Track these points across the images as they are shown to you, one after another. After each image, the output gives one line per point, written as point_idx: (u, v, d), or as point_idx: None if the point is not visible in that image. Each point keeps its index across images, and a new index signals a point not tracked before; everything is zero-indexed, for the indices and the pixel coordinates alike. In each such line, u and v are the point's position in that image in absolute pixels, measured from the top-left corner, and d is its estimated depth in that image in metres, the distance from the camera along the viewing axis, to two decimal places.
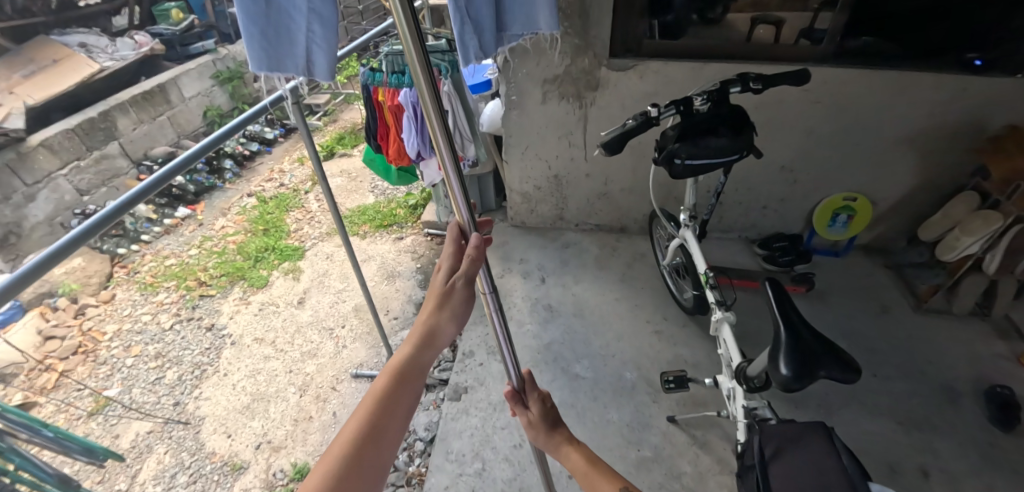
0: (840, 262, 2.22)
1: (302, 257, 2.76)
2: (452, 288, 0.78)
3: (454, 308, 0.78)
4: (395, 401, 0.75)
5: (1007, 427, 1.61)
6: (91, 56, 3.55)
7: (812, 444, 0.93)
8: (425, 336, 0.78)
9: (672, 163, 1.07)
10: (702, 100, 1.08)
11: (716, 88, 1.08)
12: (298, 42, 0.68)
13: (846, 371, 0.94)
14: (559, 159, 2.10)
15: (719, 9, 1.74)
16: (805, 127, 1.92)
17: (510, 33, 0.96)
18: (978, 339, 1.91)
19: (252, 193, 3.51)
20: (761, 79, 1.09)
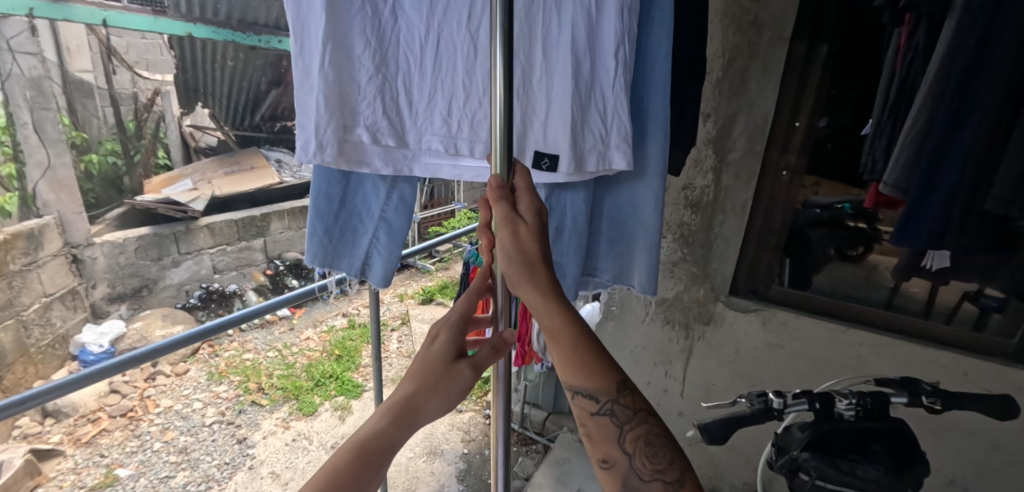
0: None
1: (357, 396, 2.66)
2: (453, 368, 0.66)
3: (451, 389, 0.66)
4: (354, 482, 0.58)
5: None
6: (279, 170, 4.28)
7: None
8: (408, 407, 0.64)
9: (796, 475, 0.88)
10: (849, 405, 0.87)
11: (869, 397, 0.87)
12: (359, 245, 0.86)
13: None
14: (650, 387, 1.84)
15: (860, 249, 1.52)
16: (989, 441, 1.38)
17: (599, 278, 1.00)
18: None
19: (347, 313, 3.64)
20: (939, 397, 0.86)
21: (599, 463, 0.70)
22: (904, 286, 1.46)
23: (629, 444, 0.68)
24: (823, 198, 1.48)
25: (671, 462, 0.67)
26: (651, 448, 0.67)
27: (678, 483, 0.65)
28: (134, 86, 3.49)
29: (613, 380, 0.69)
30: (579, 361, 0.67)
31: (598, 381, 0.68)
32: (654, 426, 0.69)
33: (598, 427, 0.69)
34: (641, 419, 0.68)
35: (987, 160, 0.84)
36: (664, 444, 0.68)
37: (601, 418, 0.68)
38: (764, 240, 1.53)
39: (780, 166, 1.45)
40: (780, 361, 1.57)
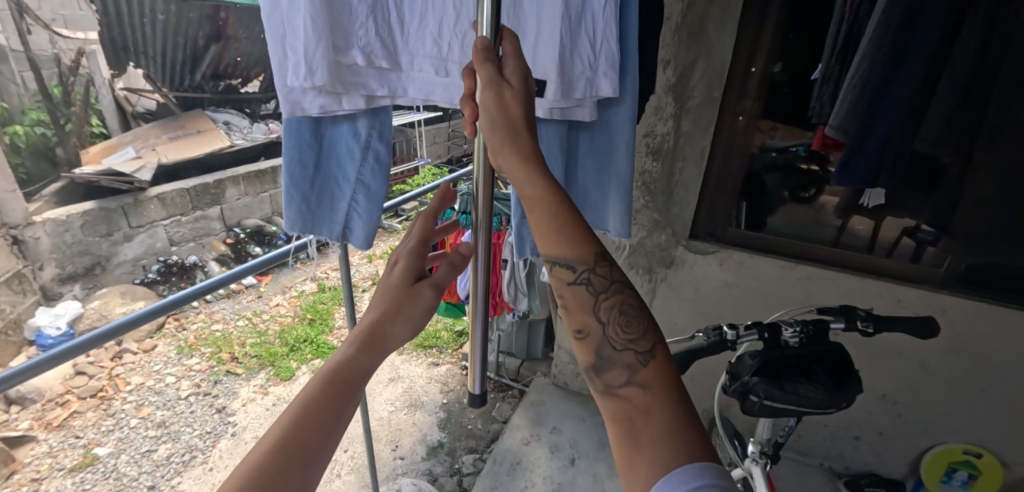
0: None
1: None
2: (413, 290, 0.70)
3: (416, 310, 0.69)
4: (331, 404, 0.59)
5: None
6: (228, 133, 4.06)
7: None
8: (376, 330, 0.66)
9: (747, 398, 0.97)
10: (794, 332, 0.95)
11: (812, 322, 0.96)
12: (338, 209, 0.86)
13: None
14: None
15: (812, 191, 1.60)
16: (917, 358, 1.53)
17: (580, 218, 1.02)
18: None
19: (315, 278, 3.60)
20: (873, 321, 0.94)
21: (575, 336, 0.65)
22: (850, 225, 1.55)
23: (604, 313, 0.64)
24: (779, 142, 1.53)
25: (646, 334, 0.63)
26: (626, 317, 0.63)
27: (651, 354, 0.62)
28: (54, 47, 3.19)
29: (591, 250, 0.64)
30: (558, 227, 0.63)
31: (573, 248, 0.63)
32: (632, 299, 0.65)
33: (574, 298, 0.64)
34: (619, 289, 0.64)
35: (920, 106, 0.89)
36: (638, 315, 0.64)
37: (577, 286, 0.64)
38: (722, 185, 1.59)
39: (736, 111, 1.48)
40: (738, 299, 1.67)
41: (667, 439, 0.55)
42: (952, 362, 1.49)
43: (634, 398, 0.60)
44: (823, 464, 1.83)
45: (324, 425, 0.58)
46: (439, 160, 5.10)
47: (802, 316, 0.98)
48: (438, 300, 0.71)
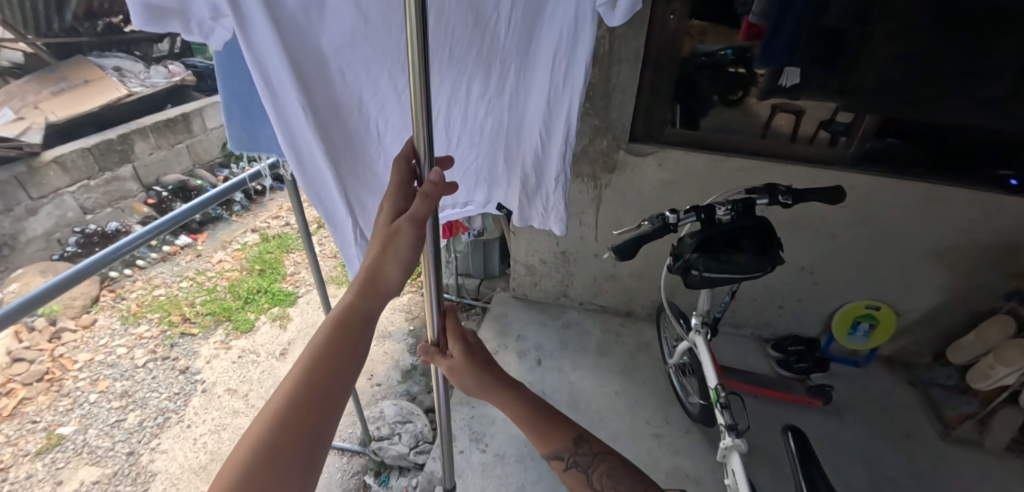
0: (860, 373, 2.23)
1: (293, 304, 2.68)
2: (395, 227, 0.69)
3: (401, 247, 0.70)
4: (345, 351, 0.65)
5: None
6: (122, 81, 3.62)
7: None
8: (372, 275, 0.69)
9: (689, 273, 1.08)
10: (726, 211, 1.04)
11: (742, 201, 1.04)
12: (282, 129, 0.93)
13: None
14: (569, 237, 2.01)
15: (739, 94, 1.63)
16: None
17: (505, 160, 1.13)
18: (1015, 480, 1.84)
19: (256, 229, 3.46)
20: (790, 194, 1.05)
21: None
22: (774, 121, 1.65)
23: (598, 480, 0.83)
24: (708, 46, 1.55)
25: (635, 485, 0.83)
26: (615, 480, 0.83)
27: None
28: None
29: (571, 439, 0.85)
30: (542, 435, 0.84)
31: (559, 443, 0.84)
32: (614, 465, 0.84)
33: (573, 479, 0.83)
34: (601, 458, 0.84)
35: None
36: (624, 474, 0.84)
37: (572, 471, 0.83)
38: (657, 88, 1.63)
39: (666, 12, 1.49)
40: (676, 196, 1.79)
41: None
42: None
43: None
44: None
45: (332, 366, 0.62)
46: None
47: (734, 197, 1.06)
48: (423, 233, 0.70)
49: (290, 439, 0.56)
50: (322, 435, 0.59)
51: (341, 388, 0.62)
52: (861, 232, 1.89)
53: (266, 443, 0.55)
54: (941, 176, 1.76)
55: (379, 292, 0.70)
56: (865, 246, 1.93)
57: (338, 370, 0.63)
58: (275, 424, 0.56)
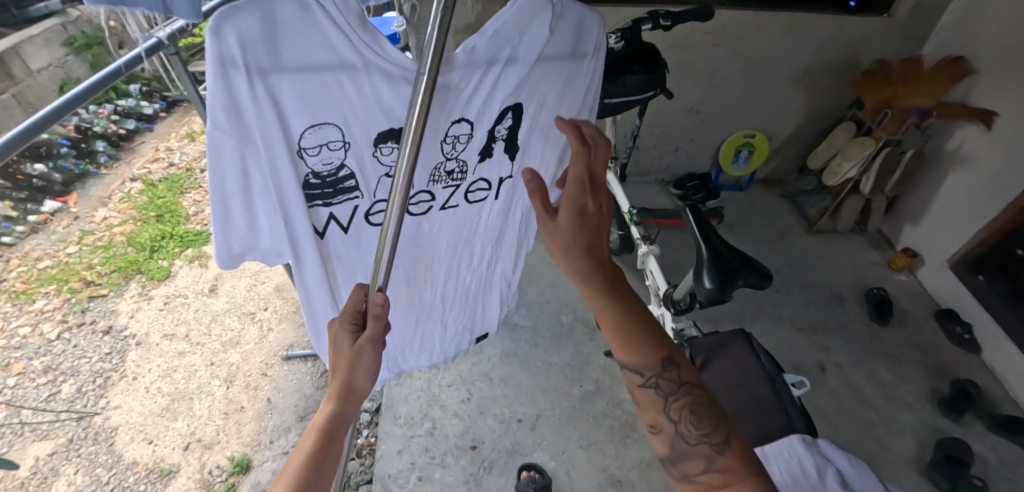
0: (744, 194, 2.58)
1: (207, 242, 2.56)
2: (360, 351, 0.81)
3: (365, 360, 0.81)
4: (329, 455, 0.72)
5: (882, 320, 2.01)
6: None
7: (735, 351, 1.17)
8: (345, 386, 0.79)
9: (593, 102, 1.17)
10: (617, 38, 1.19)
11: (628, 27, 1.18)
12: (260, 232, 0.90)
13: (760, 278, 1.05)
14: None
15: None
16: None
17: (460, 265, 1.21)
18: (856, 250, 2.36)
19: (136, 177, 3.11)
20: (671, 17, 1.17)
21: (649, 429, 0.86)
22: None
23: (674, 412, 0.83)
24: None
25: (716, 427, 0.79)
26: (694, 416, 0.81)
27: (724, 444, 0.78)
28: None
29: (659, 360, 0.84)
30: (628, 342, 0.85)
31: (646, 360, 0.84)
32: (696, 396, 0.83)
33: (646, 397, 0.85)
34: (685, 390, 0.83)
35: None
36: (708, 411, 0.81)
37: (648, 389, 0.84)
38: None
39: None
40: None
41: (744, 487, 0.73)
42: None
43: (711, 481, 0.76)
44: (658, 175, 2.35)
45: (324, 458, 0.71)
46: None
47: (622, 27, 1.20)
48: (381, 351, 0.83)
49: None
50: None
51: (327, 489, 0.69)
52: (734, 66, 2.10)
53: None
54: None
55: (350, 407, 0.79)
56: (739, 80, 2.15)
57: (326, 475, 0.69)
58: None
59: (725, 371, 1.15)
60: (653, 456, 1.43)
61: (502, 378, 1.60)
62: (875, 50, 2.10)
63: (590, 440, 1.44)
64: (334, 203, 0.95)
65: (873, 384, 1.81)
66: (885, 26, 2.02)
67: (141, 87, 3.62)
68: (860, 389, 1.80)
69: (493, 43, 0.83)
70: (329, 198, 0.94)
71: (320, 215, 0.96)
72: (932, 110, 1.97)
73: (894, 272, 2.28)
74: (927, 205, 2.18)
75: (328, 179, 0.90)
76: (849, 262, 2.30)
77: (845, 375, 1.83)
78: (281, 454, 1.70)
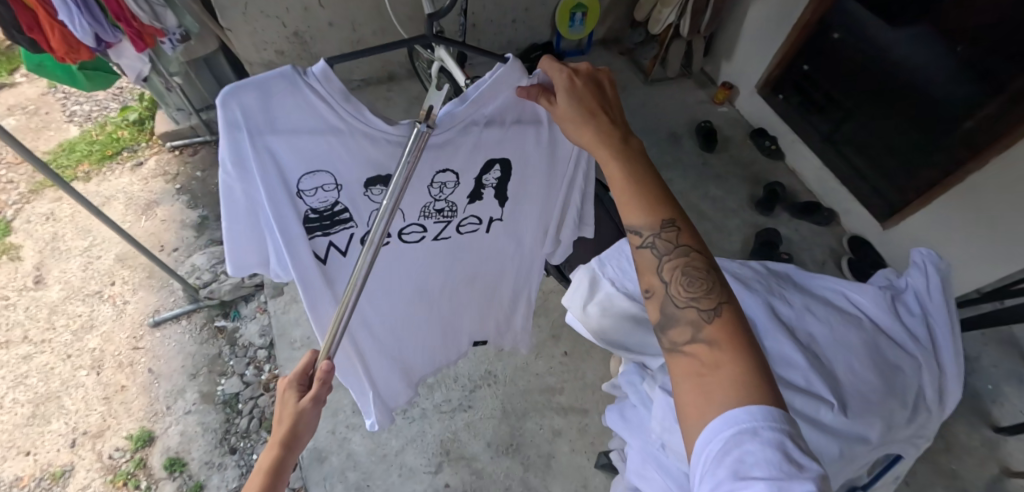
0: (585, 58, 2.67)
1: (8, 231, 2.12)
2: (301, 406, 0.73)
3: (305, 417, 0.74)
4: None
5: (709, 148, 2.30)
6: None
7: None
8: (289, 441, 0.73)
9: None
10: None
11: None
12: (264, 244, 0.83)
13: None
14: (292, 12, 1.87)
15: None
16: None
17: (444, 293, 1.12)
18: (685, 92, 2.61)
19: None
20: None
21: (642, 294, 0.74)
22: None
23: (667, 273, 0.71)
24: None
25: (710, 292, 0.69)
26: (688, 277, 0.70)
27: (715, 311, 0.68)
28: None
29: (663, 216, 0.71)
30: (644, 203, 0.71)
31: (646, 217, 0.71)
32: (694, 261, 0.70)
33: (642, 260, 0.73)
34: (681, 252, 0.71)
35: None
36: (706, 277, 0.69)
37: (644, 249, 0.72)
38: None
39: None
40: None
41: (731, 389, 0.61)
42: None
43: (699, 354, 0.66)
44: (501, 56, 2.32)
45: None
46: None
47: None
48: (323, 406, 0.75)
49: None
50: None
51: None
52: None
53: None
54: None
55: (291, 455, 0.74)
56: None
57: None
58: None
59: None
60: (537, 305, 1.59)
61: None
62: None
63: None
64: (333, 232, 0.85)
65: (706, 201, 2.13)
66: None
67: None
68: (696, 207, 2.11)
69: (474, 107, 0.74)
70: (327, 227, 0.84)
71: (318, 245, 0.86)
72: None
73: (717, 106, 2.57)
74: (736, 38, 2.43)
75: (327, 215, 0.82)
76: (680, 105, 2.54)
77: (685, 200, 2.12)
78: (184, 415, 1.63)
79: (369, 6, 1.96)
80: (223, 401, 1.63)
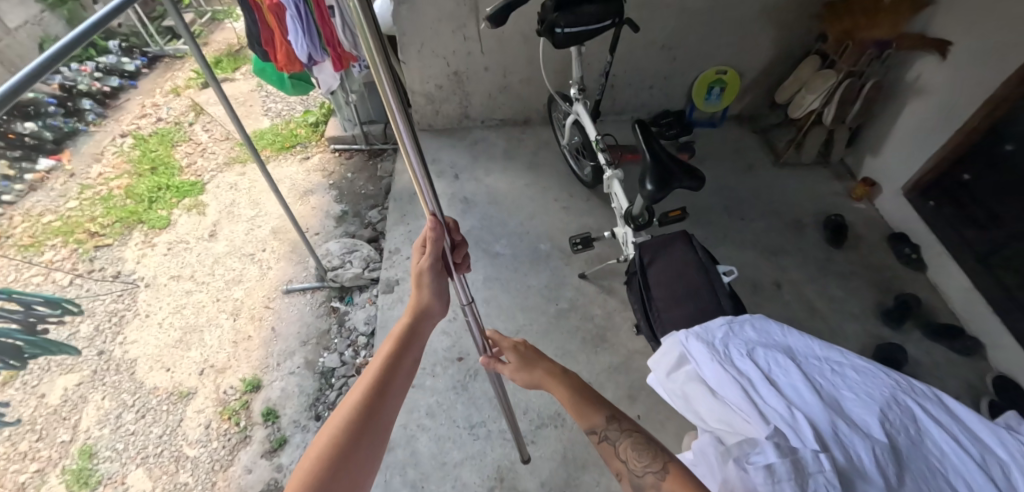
0: (717, 130, 2.61)
1: (203, 192, 2.64)
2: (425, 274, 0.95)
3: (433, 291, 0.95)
4: (402, 359, 0.90)
5: (836, 243, 2.10)
6: None
7: (675, 252, 1.27)
8: (419, 308, 0.95)
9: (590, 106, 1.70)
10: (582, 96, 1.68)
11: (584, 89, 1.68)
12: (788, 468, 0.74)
13: (693, 180, 1.18)
14: (457, 55, 2.12)
15: None
16: (679, 5, 2.15)
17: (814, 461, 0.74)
18: (821, 180, 2.40)
19: (126, 133, 3.17)
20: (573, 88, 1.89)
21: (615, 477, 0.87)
22: None
23: (624, 453, 0.86)
24: None
25: (658, 458, 0.83)
26: (640, 452, 0.85)
27: (665, 471, 0.81)
28: None
29: (603, 415, 0.93)
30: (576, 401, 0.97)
31: (596, 417, 0.93)
32: (640, 440, 0.87)
33: (604, 451, 0.90)
34: (629, 434, 0.89)
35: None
36: (648, 446, 0.86)
37: (602, 444, 0.90)
38: None
39: None
40: None
41: None
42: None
43: None
44: (632, 116, 2.60)
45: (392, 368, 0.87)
46: None
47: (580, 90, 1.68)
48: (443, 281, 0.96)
49: (365, 426, 0.79)
50: (383, 438, 0.81)
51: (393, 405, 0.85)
52: None
53: (348, 432, 0.78)
54: None
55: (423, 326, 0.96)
56: (711, 11, 2.18)
57: (389, 392, 0.84)
58: (346, 424, 0.78)
59: (667, 267, 1.24)
60: (618, 362, 1.60)
61: (484, 299, 1.75)
62: None
63: (563, 349, 1.61)
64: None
65: (824, 299, 1.95)
66: None
67: (121, 43, 3.63)
68: (810, 301, 1.94)
69: None
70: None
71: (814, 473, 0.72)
72: (891, 42, 2.04)
73: (854, 201, 2.32)
74: (887, 133, 2.21)
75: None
76: (810, 191, 2.35)
77: (798, 292, 1.97)
78: (288, 374, 1.87)
79: (523, 55, 2.15)
80: (321, 372, 1.85)
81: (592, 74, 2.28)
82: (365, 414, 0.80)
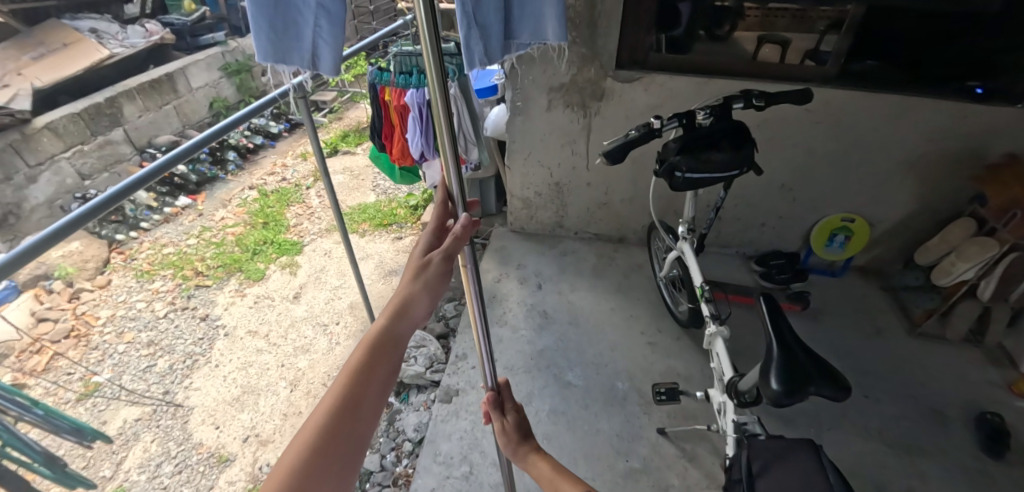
0: (837, 281, 2.30)
1: (299, 252, 2.79)
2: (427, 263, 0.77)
3: (431, 284, 0.77)
4: (373, 375, 0.73)
5: (994, 453, 1.67)
6: (101, 42, 3.53)
7: (797, 463, 1.04)
8: (402, 305, 0.75)
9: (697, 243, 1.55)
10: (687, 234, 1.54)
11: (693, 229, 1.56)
12: None
13: (835, 389, 0.97)
14: (561, 167, 2.12)
15: (727, 27, 1.81)
16: (807, 148, 2.00)
17: None
18: (972, 365, 1.98)
19: (253, 186, 3.52)
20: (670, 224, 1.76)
21: None
22: (762, 51, 1.83)
23: None
24: None
25: None
26: None
27: None
28: None
29: None
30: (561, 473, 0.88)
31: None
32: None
33: None
34: None
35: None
36: None
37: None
38: (639, 20, 1.76)
39: None
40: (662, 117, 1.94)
41: None
42: (825, 138, 1.95)
43: None
44: (739, 251, 2.39)
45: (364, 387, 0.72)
46: (349, 41, 4.81)
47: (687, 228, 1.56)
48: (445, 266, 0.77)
49: (325, 468, 0.66)
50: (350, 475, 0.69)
51: (356, 431, 0.70)
52: (836, 145, 1.96)
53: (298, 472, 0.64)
54: (911, 87, 1.80)
55: (403, 329, 0.76)
56: (842, 158, 2.00)
57: (352, 418, 0.70)
58: (295, 462, 0.65)
59: (787, 481, 1.01)
60: None
61: (545, 436, 1.58)
62: (1004, 144, 1.86)
63: None
64: None
65: None
66: (1017, 117, 1.77)
67: (274, 110, 4.17)
68: None
69: None
70: None
71: None
72: None
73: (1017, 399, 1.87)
74: None
75: None
76: (955, 374, 1.93)
77: None
78: None
79: (628, 176, 2.09)
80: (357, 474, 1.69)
81: (701, 206, 2.15)
82: (321, 448, 0.67)
